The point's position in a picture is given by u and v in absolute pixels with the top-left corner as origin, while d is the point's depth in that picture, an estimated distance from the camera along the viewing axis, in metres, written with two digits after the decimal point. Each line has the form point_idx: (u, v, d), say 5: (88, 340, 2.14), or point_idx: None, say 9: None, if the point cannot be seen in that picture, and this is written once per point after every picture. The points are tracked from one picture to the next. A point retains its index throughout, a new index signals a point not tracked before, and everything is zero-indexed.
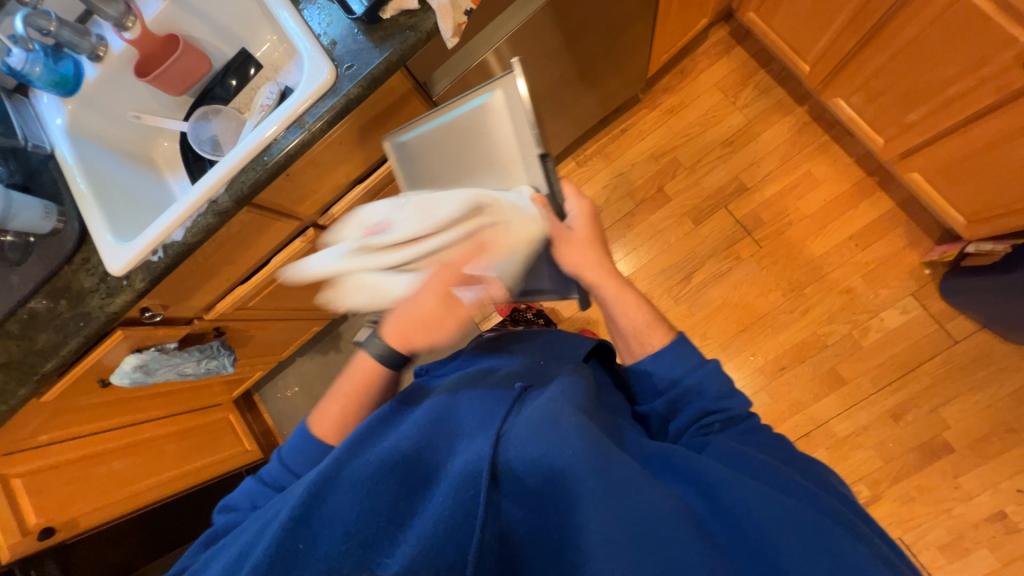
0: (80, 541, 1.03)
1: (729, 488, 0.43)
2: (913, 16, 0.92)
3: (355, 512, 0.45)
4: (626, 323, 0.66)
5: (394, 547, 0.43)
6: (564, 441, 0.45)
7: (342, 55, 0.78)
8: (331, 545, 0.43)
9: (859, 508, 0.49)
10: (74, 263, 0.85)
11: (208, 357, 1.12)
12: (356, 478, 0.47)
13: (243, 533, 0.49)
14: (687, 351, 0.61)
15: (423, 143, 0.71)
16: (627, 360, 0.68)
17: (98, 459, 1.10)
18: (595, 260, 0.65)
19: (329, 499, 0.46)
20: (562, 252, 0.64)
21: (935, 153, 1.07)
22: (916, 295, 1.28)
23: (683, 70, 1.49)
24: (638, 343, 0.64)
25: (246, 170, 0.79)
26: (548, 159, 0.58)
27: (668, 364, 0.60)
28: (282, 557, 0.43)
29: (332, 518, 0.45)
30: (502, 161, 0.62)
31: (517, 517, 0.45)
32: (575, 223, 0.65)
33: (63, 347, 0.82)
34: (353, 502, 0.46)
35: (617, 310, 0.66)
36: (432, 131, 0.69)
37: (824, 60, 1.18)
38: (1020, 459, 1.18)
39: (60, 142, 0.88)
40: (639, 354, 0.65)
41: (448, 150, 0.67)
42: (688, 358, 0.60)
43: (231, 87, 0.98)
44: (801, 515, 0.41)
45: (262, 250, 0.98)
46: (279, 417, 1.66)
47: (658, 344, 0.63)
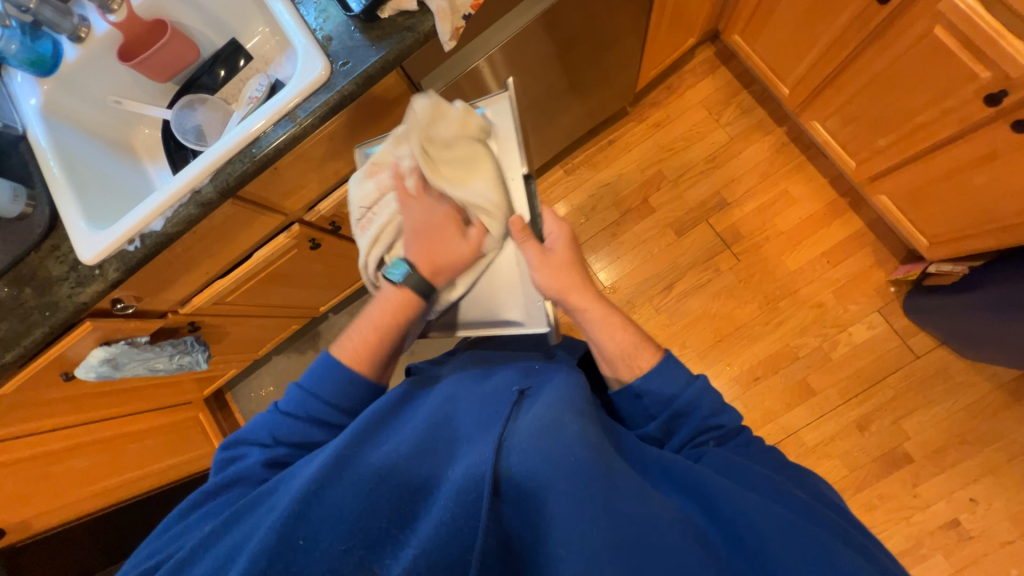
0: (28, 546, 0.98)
1: (730, 500, 0.46)
2: (884, 48, 0.97)
3: (352, 511, 0.44)
4: (611, 346, 0.65)
5: (395, 549, 0.43)
6: (570, 449, 0.47)
7: (337, 52, 0.78)
8: (331, 544, 0.42)
9: (845, 510, 0.54)
10: (42, 250, 0.81)
11: (181, 352, 1.08)
12: (357, 477, 0.47)
13: (229, 534, 0.47)
14: (675, 371, 0.62)
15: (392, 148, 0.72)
16: (614, 385, 0.66)
17: (60, 456, 1.05)
18: (579, 282, 0.64)
19: (325, 498, 0.45)
20: (543, 273, 0.63)
21: (902, 178, 1.13)
22: (882, 312, 1.35)
23: (670, 86, 1.54)
24: (628, 365, 0.64)
25: (233, 162, 0.77)
26: (531, 181, 0.63)
27: (660, 385, 0.61)
28: (280, 554, 0.41)
29: (327, 516, 0.44)
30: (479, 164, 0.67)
31: (521, 521, 0.46)
32: (555, 246, 0.65)
33: (25, 338, 0.79)
34: (347, 502, 0.45)
35: (602, 333, 0.65)
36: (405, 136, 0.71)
37: (803, 85, 1.24)
38: (972, 469, 1.25)
39: (33, 124, 0.85)
40: (627, 377, 0.64)
41: None
42: (678, 376, 0.62)
43: (219, 77, 0.96)
44: (797, 524, 0.44)
45: (244, 244, 0.96)
46: (252, 417, 1.61)
47: (647, 365, 0.64)
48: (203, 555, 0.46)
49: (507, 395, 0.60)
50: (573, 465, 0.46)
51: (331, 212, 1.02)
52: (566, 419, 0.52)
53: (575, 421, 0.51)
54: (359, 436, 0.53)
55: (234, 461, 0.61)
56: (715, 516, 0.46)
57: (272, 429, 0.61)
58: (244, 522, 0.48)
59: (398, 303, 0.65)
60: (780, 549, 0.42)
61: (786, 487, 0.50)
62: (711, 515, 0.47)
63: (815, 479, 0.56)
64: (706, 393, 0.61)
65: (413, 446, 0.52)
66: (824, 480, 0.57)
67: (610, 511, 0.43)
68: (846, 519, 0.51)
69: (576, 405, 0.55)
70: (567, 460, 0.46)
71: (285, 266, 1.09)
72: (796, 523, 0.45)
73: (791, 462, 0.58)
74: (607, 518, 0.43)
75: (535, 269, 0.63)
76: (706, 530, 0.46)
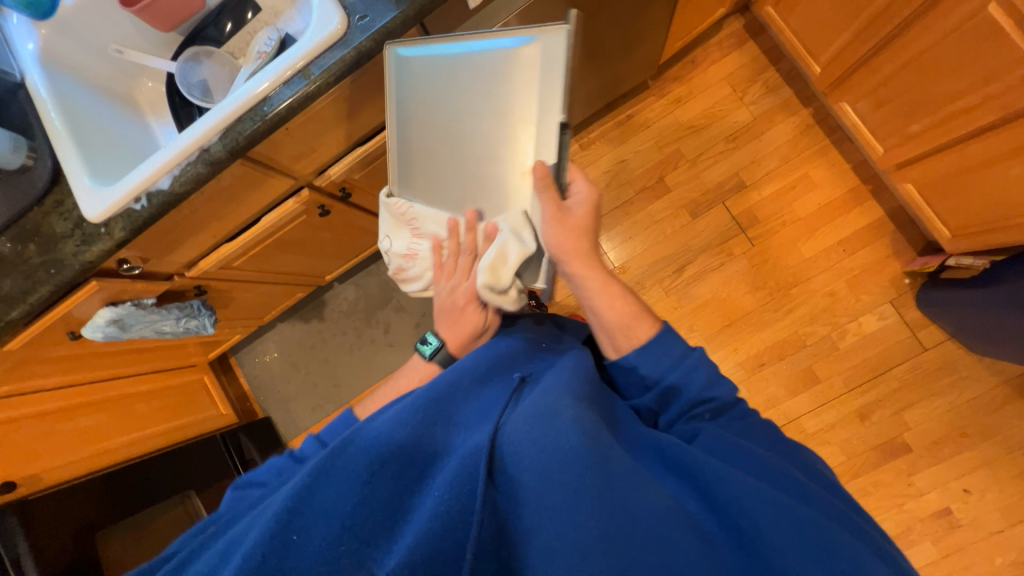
0: (44, 496, 0.97)
1: (725, 486, 0.45)
2: (931, 25, 0.92)
3: (349, 504, 0.44)
4: (610, 315, 0.64)
5: (393, 542, 0.44)
6: (565, 437, 0.46)
7: (355, 4, 0.73)
8: (328, 537, 0.43)
9: (838, 491, 0.54)
10: (45, 205, 0.79)
11: (187, 316, 1.07)
12: (351, 468, 0.46)
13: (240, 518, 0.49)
14: (671, 345, 0.61)
15: (428, 70, 0.64)
16: (611, 356, 0.66)
17: (67, 414, 1.06)
18: (586, 251, 0.63)
19: (320, 489, 0.45)
20: (553, 230, 0.61)
21: (931, 166, 1.10)
22: (894, 303, 1.33)
23: (694, 60, 1.47)
24: (624, 337, 0.63)
25: (243, 120, 0.74)
26: (566, 131, 0.57)
27: (655, 357, 0.61)
28: (278, 546, 0.42)
29: (324, 507, 0.44)
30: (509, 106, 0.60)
31: (517, 513, 0.44)
32: (575, 207, 0.63)
33: (30, 295, 0.77)
34: (344, 491, 0.45)
35: (601, 301, 0.64)
36: (443, 58, 0.63)
37: (836, 63, 1.18)
38: (969, 461, 1.26)
39: (32, 71, 0.81)
40: (624, 348, 0.63)
41: (453, 79, 0.63)
42: (674, 348, 0.61)
43: (226, 30, 0.91)
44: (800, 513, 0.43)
45: (252, 208, 0.93)
46: (256, 382, 1.62)
47: (644, 336, 0.62)
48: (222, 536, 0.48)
49: (506, 381, 0.59)
50: (566, 457, 0.44)
51: (341, 178, 0.99)
52: (562, 405, 0.49)
53: (572, 408, 0.49)
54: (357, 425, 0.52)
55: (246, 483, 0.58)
56: (710, 502, 0.46)
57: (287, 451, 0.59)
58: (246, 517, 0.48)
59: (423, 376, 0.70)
60: (772, 532, 0.42)
61: (776, 468, 0.49)
62: (707, 503, 0.46)
63: (805, 452, 0.57)
64: (703, 365, 0.60)
65: (412, 426, 0.50)
66: (811, 451, 0.58)
67: (603, 502, 0.42)
68: (842, 501, 0.51)
69: (576, 389, 0.54)
70: (561, 451, 0.45)
71: (294, 232, 1.07)
72: (794, 508, 0.44)
73: (778, 431, 0.58)
74: (599, 508, 0.42)
75: (548, 223, 0.61)
76: (701, 518, 0.45)
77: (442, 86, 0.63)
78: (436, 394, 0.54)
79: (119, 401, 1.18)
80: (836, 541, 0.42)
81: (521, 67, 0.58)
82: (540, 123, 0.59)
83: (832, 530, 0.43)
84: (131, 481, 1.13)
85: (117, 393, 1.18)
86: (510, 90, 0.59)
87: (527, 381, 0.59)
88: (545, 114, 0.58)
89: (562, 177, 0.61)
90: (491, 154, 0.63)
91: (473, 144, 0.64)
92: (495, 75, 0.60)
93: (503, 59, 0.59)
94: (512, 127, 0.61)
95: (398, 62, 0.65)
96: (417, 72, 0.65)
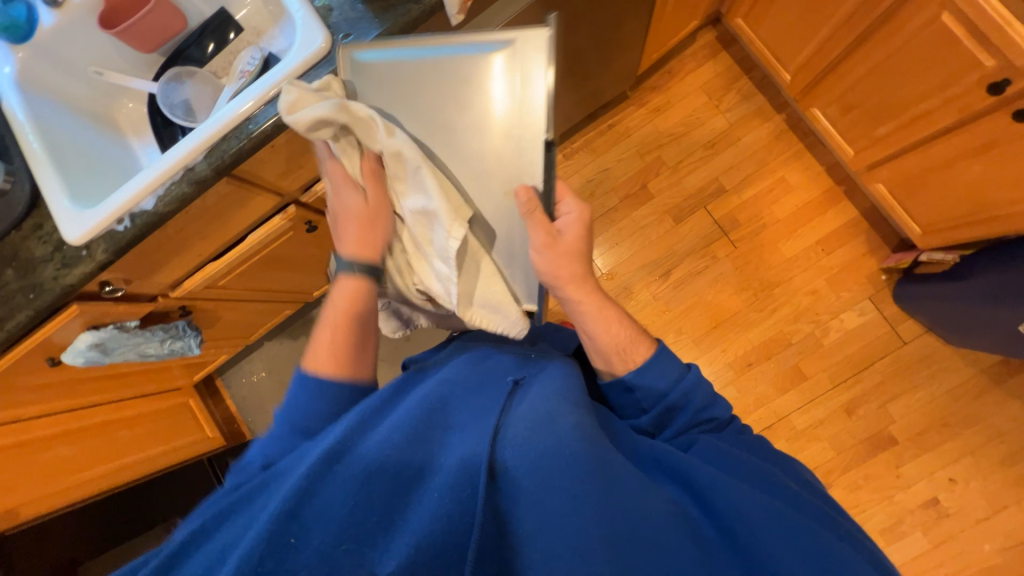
0: (19, 533, 0.93)
1: (722, 492, 0.47)
2: (891, 34, 0.97)
3: (346, 507, 0.43)
4: (606, 340, 0.65)
5: (388, 545, 0.42)
6: (565, 440, 0.48)
7: (339, 23, 0.74)
8: (325, 540, 0.41)
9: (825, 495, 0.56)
10: (23, 229, 0.77)
11: (172, 337, 1.05)
12: (349, 472, 0.45)
13: (222, 521, 0.46)
14: (667, 365, 0.63)
15: (396, 74, 0.60)
16: (606, 376, 0.67)
17: (46, 443, 1.01)
18: (579, 273, 0.63)
19: (317, 493, 0.44)
20: (549, 255, 0.61)
21: (899, 166, 1.14)
22: (872, 299, 1.38)
23: (671, 70, 1.52)
24: (621, 359, 0.64)
25: (228, 139, 0.74)
26: (553, 148, 0.57)
27: (654, 378, 0.62)
28: (273, 551, 0.40)
29: (320, 511, 0.43)
30: (486, 122, 0.58)
31: (517, 515, 0.44)
32: (565, 228, 0.62)
33: (8, 321, 0.75)
34: (341, 491, 0.44)
35: (597, 326, 0.65)
36: (410, 63, 0.59)
37: (805, 71, 1.23)
38: (953, 450, 1.30)
39: (8, 94, 0.80)
40: (619, 370, 0.65)
41: (421, 90, 0.59)
42: (671, 368, 0.63)
43: (208, 50, 0.91)
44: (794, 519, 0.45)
45: (238, 225, 0.92)
46: (243, 403, 1.59)
47: (642, 358, 0.64)
48: (209, 537, 0.44)
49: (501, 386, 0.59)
50: (567, 459, 0.46)
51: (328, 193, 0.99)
52: (561, 412, 0.52)
53: (570, 414, 0.51)
54: (353, 425, 0.51)
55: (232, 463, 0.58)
56: (704, 506, 0.47)
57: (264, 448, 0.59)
58: (235, 519, 0.45)
59: (349, 291, 0.64)
60: (764, 533, 0.43)
61: (775, 479, 0.51)
62: (702, 506, 0.47)
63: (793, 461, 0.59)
64: (699, 385, 0.62)
65: (407, 434, 0.50)
66: (799, 462, 0.60)
67: (604, 505, 0.43)
68: (831, 506, 0.53)
69: (572, 396, 0.55)
70: (563, 454, 0.46)
71: (281, 249, 1.06)
72: (785, 513, 0.45)
73: (766, 444, 0.60)
74: (600, 510, 0.42)
75: (541, 249, 0.60)
76: (696, 520, 0.46)
77: (412, 93, 0.59)
78: (433, 404, 0.56)
79: (98, 427, 1.14)
80: (822, 541, 0.43)
81: (499, 80, 0.57)
82: (522, 140, 0.57)
83: (820, 534, 0.44)
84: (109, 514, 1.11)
85: (97, 420, 1.13)
86: (487, 104, 0.57)
87: (520, 384, 0.60)
88: (526, 133, 0.57)
89: (549, 201, 0.60)
90: (467, 166, 0.59)
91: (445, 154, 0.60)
92: (466, 84, 0.58)
93: (481, 72, 0.57)
94: (488, 144, 0.58)
95: (358, 67, 0.61)
96: (378, 80, 0.60)
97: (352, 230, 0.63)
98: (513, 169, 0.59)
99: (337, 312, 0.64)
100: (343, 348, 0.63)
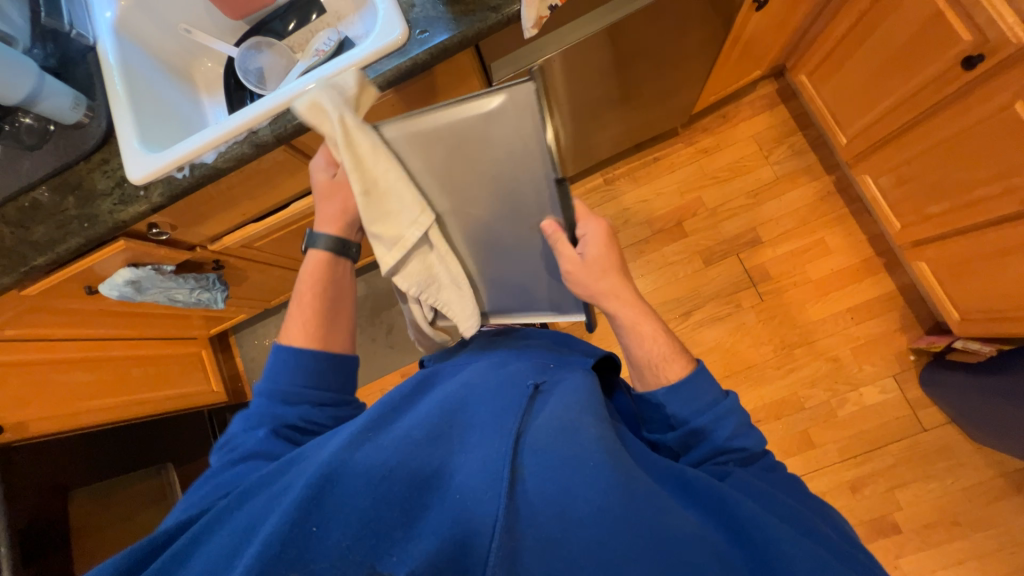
0: (24, 446, 0.93)
1: (762, 528, 0.44)
2: (958, 114, 0.95)
3: (368, 500, 0.44)
4: (642, 354, 0.64)
5: (406, 542, 0.43)
6: (587, 452, 0.48)
7: (418, 19, 0.77)
8: (345, 530, 0.42)
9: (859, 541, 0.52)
10: (91, 162, 0.82)
11: (201, 288, 1.08)
12: (369, 464, 0.46)
13: (247, 502, 0.47)
14: (702, 387, 0.60)
15: (416, 142, 0.57)
16: (639, 387, 0.66)
17: (61, 366, 1.05)
18: (615, 287, 0.63)
19: (339, 485, 0.45)
20: (578, 279, 0.63)
21: (947, 248, 1.11)
22: (896, 378, 1.33)
23: (725, 115, 1.52)
24: (653, 374, 0.63)
25: (295, 110, 0.78)
26: (563, 182, 0.59)
27: (685, 398, 0.60)
28: (296, 537, 0.41)
29: (344, 502, 0.44)
30: (512, 179, 0.59)
31: (536, 525, 0.44)
32: (588, 249, 0.62)
33: (60, 244, 0.79)
34: (362, 481, 0.45)
35: (634, 339, 0.63)
36: (428, 130, 0.56)
37: (863, 136, 1.22)
38: (959, 551, 1.23)
39: (104, 37, 0.85)
40: (652, 384, 0.63)
41: (443, 154, 0.57)
42: (707, 391, 0.60)
43: (290, 26, 0.96)
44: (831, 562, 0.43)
45: (285, 193, 0.96)
46: (251, 364, 1.63)
47: (675, 376, 0.61)
48: (232, 514, 0.46)
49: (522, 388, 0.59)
50: (591, 472, 0.46)
51: None
52: (584, 422, 0.51)
53: (594, 425, 0.51)
54: (371, 422, 0.53)
55: (229, 448, 0.59)
56: (738, 538, 0.45)
57: (248, 422, 0.60)
58: (259, 496, 0.47)
59: (317, 268, 0.65)
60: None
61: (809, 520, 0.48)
62: (735, 537, 0.45)
63: (827, 507, 0.54)
64: (732, 414, 0.59)
65: (425, 431, 0.51)
66: (834, 509, 0.54)
67: (630, 523, 0.43)
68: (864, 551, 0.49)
69: (595, 409, 0.55)
70: (586, 465, 0.46)
71: None
72: (821, 554, 0.43)
73: (796, 484, 0.56)
74: (625, 527, 0.42)
75: (575, 282, 0.63)
76: (729, 553, 0.43)
77: (414, 151, 0.58)
78: (451, 404, 0.56)
79: (112, 361, 1.17)
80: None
81: (498, 133, 0.55)
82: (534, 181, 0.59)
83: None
84: (109, 441, 1.10)
85: (112, 353, 1.16)
86: (509, 162, 0.57)
87: (540, 389, 0.60)
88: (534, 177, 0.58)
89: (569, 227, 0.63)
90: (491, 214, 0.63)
91: (464, 203, 0.62)
92: (487, 145, 0.56)
93: (500, 135, 0.55)
94: (519, 194, 0.60)
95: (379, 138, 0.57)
96: (398, 147, 0.58)
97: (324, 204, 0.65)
98: (535, 208, 0.62)
99: (309, 284, 0.65)
100: (314, 317, 0.64)
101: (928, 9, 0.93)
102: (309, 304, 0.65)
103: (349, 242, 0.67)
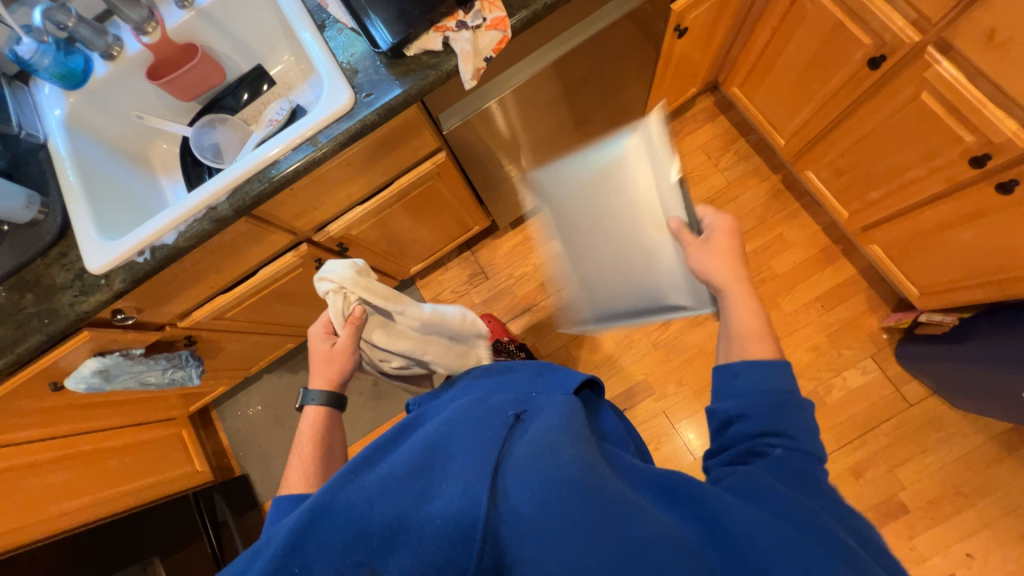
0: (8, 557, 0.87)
1: (733, 519, 0.42)
2: (877, 107, 1.03)
3: (347, 536, 0.44)
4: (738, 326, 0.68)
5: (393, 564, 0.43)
6: (564, 469, 0.47)
7: (362, 84, 0.81)
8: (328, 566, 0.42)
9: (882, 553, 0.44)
10: (48, 257, 0.81)
11: (174, 366, 1.06)
12: (351, 503, 0.46)
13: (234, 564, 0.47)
14: (773, 374, 0.56)
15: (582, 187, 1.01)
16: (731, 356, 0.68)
17: (33, 471, 0.99)
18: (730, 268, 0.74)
19: (323, 527, 0.45)
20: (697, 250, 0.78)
21: (892, 228, 1.18)
22: (875, 358, 1.37)
23: (671, 131, 1.61)
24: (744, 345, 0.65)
25: (251, 181, 0.79)
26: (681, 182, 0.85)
27: (759, 373, 0.56)
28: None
29: (325, 542, 0.44)
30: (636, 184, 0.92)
31: (515, 541, 0.43)
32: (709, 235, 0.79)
33: (20, 344, 0.77)
34: (345, 521, 0.45)
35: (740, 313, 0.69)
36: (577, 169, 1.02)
37: (798, 136, 1.30)
38: (969, 522, 1.23)
39: (55, 134, 0.87)
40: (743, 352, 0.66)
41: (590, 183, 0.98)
42: (781, 379, 0.55)
43: (242, 99, 0.99)
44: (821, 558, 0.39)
45: (251, 261, 0.96)
46: (235, 437, 1.58)
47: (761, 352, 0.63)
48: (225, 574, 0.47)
49: (502, 419, 0.58)
50: (566, 486, 0.45)
51: (340, 234, 1.05)
52: (561, 443, 0.51)
53: (573, 444, 0.50)
54: (356, 463, 0.53)
55: None
56: (715, 531, 0.42)
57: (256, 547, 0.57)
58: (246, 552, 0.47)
59: (318, 424, 0.70)
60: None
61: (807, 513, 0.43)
62: (711, 530, 0.43)
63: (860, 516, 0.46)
64: (805, 412, 0.54)
65: (408, 468, 0.51)
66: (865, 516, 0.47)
67: (602, 526, 0.42)
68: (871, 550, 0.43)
69: (574, 430, 0.55)
70: (559, 481, 0.45)
71: (290, 284, 1.10)
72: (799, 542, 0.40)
73: (831, 491, 0.48)
74: (600, 533, 0.41)
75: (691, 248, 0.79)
76: (701, 544, 0.42)
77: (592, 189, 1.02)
78: (436, 441, 0.55)
79: (86, 456, 1.12)
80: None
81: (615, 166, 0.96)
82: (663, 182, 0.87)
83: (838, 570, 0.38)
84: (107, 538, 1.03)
85: (86, 448, 1.12)
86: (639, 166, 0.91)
87: (522, 419, 0.59)
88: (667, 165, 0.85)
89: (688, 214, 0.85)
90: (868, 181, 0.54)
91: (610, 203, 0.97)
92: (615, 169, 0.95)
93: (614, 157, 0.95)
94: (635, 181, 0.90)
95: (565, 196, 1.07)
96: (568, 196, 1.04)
97: (325, 372, 0.73)
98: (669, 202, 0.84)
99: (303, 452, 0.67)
100: (317, 472, 0.65)
101: (829, 20, 1.02)
102: (308, 466, 0.65)
103: (343, 394, 0.73)
